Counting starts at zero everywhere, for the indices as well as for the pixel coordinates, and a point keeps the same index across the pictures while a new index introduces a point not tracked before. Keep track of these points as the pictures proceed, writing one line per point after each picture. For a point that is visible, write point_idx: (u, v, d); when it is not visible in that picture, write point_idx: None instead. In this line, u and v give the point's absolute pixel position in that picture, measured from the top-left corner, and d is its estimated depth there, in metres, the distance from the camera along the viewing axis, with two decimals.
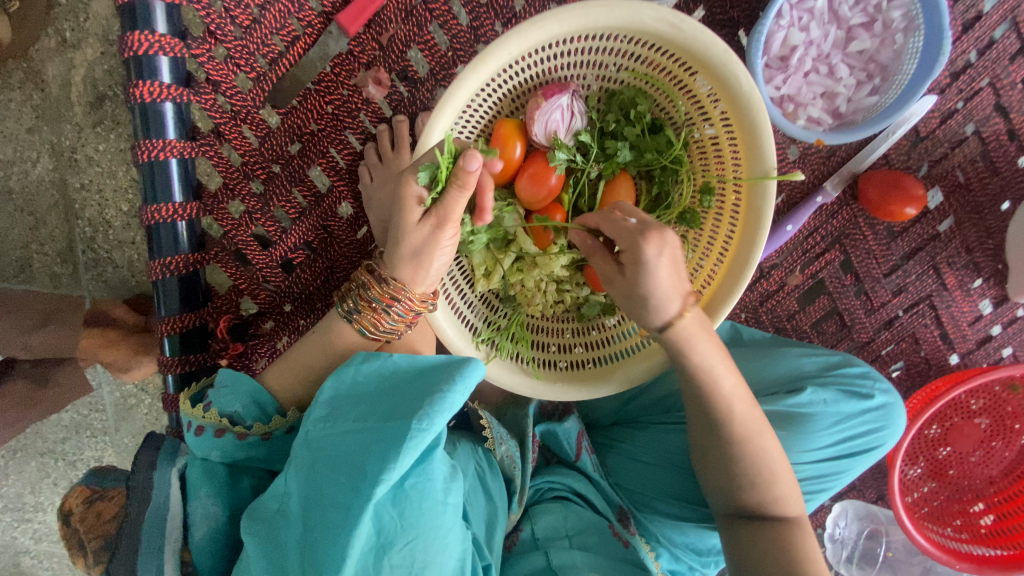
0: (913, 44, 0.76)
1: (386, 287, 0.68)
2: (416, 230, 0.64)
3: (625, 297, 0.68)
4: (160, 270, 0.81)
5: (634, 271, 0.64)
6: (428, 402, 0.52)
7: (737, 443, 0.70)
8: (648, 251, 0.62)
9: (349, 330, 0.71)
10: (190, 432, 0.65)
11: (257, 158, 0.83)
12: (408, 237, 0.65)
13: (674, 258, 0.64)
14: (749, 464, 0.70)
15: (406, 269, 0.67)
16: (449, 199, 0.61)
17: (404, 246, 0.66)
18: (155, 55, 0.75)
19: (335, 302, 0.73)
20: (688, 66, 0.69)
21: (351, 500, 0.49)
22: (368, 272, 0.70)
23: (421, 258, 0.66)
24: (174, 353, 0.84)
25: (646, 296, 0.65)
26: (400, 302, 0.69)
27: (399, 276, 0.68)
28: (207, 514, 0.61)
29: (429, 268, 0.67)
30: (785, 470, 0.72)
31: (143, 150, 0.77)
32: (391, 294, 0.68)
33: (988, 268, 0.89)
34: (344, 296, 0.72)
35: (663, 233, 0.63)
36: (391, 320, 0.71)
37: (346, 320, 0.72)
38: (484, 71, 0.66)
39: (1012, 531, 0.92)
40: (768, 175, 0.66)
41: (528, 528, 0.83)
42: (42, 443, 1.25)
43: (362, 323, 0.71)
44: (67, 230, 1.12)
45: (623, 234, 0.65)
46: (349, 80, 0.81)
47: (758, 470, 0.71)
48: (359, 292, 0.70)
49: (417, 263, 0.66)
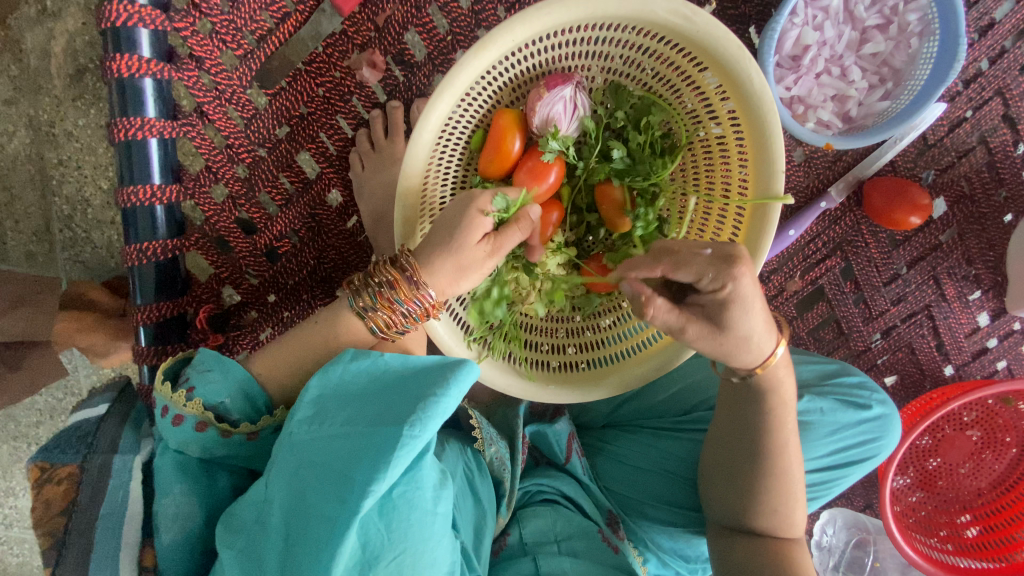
0: (928, 49, 0.74)
1: (416, 291, 0.63)
2: (473, 249, 0.63)
3: (721, 346, 0.60)
4: (136, 256, 0.77)
5: (722, 310, 0.57)
6: (421, 407, 0.50)
7: (766, 467, 0.69)
8: (742, 287, 0.54)
9: (359, 324, 0.67)
10: (167, 420, 0.61)
11: (242, 141, 0.79)
12: (460, 253, 0.63)
13: (761, 296, 0.58)
14: (773, 486, 0.70)
15: (444, 277, 0.63)
16: (504, 233, 0.64)
17: (451, 259, 0.63)
18: (134, 27, 0.70)
19: (347, 294, 0.66)
20: (697, 60, 0.67)
21: (337, 512, 0.46)
22: (395, 268, 0.63)
23: (459, 276, 0.64)
24: (149, 343, 0.79)
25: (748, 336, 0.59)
26: (422, 304, 0.64)
27: (433, 285, 0.63)
28: (177, 516, 0.57)
29: (464, 285, 0.65)
30: (800, 489, 0.71)
31: (120, 127, 0.72)
32: (414, 299, 0.64)
33: (988, 279, 0.88)
34: (354, 288, 0.66)
35: (752, 262, 0.55)
36: (405, 320, 0.66)
37: (357, 315, 0.66)
38: (485, 58, 0.63)
39: (999, 545, 0.92)
40: (776, 198, 0.65)
41: (516, 532, 0.81)
42: (15, 426, 1.20)
43: (374, 321, 0.66)
44: (44, 207, 1.07)
45: (709, 267, 0.54)
46: (342, 62, 0.77)
47: (778, 492, 0.70)
48: (380, 290, 0.64)
49: (457, 279, 0.64)
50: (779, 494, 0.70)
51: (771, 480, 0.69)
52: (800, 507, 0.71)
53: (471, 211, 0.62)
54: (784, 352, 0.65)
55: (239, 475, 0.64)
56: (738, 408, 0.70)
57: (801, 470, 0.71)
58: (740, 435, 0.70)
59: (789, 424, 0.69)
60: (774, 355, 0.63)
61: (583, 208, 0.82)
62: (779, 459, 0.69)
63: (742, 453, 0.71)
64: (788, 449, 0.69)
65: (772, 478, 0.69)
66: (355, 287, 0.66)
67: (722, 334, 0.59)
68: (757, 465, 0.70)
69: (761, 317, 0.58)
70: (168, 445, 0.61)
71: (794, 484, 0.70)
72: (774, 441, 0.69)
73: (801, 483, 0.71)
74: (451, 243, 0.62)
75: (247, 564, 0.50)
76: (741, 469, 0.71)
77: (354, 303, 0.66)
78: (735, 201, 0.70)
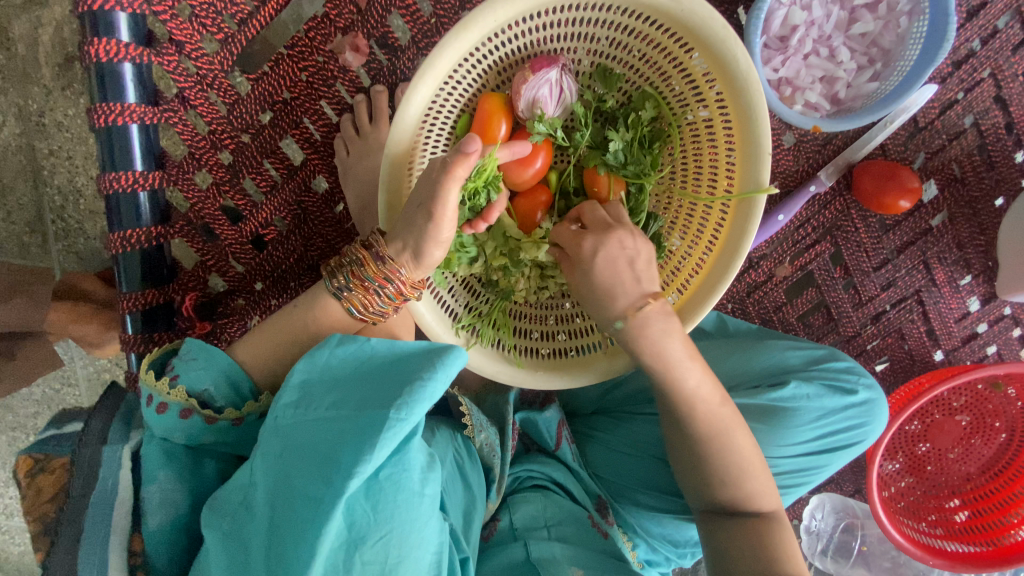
0: (918, 28, 0.73)
1: (385, 268, 0.63)
2: (420, 207, 0.60)
3: (596, 303, 0.67)
4: (120, 244, 0.76)
5: (597, 270, 0.66)
6: (408, 392, 0.50)
7: (706, 446, 0.70)
8: (625, 241, 0.66)
9: (337, 308, 0.67)
10: (151, 409, 0.61)
11: (225, 127, 0.78)
12: (409, 217, 0.61)
13: (649, 250, 0.67)
14: (721, 462, 0.70)
15: (403, 250, 0.62)
16: (450, 188, 0.57)
17: (404, 218, 0.61)
18: (111, 11, 0.69)
19: (324, 276, 0.67)
20: (684, 41, 0.66)
21: (321, 493, 0.46)
22: (364, 248, 0.64)
23: (425, 244, 0.61)
24: (137, 331, 0.79)
25: (612, 292, 0.66)
26: (395, 283, 0.64)
27: (400, 258, 0.63)
28: (162, 503, 0.57)
29: (422, 253, 0.62)
30: (755, 458, 0.71)
31: (99, 113, 0.71)
32: (383, 273, 0.63)
33: (978, 264, 0.87)
34: (332, 270, 0.67)
35: (631, 235, 0.67)
36: (381, 301, 0.66)
37: (334, 296, 0.67)
38: (467, 39, 0.62)
39: (985, 529, 0.93)
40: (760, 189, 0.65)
41: (506, 518, 0.81)
42: (13, 416, 1.20)
43: (352, 302, 0.66)
44: (36, 197, 1.06)
45: (600, 232, 0.68)
46: (325, 46, 0.77)
47: (725, 463, 0.70)
48: (352, 269, 0.65)
49: (415, 249, 0.61)
50: (729, 463, 0.70)
51: (715, 451, 0.69)
52: (765, 479, 0.71)
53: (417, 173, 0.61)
54: (665, 311, 0.65)
55: (226, 463, 0.64)
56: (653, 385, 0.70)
57: (743, 437, 0.71)
58: (665, 412, 0.71)
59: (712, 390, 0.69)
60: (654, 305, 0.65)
61: (571, 191, 0.80)
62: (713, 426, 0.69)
63: (674, 426, 0.71)
64: (716, 413, 0.69)
65: (713, 450, 0.70)
66: (330, 269, 0.66)
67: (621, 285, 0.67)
68: (692, 444, 0.70)
69: (647, 269, 0.66)
70: (153, 433, 0.61)
71: (744, 453, 0.70)
72: (695, 412, 0.68)
73: (749, 449, 0.71)
74: (405, 211, 0.61)
75: (230, 547, 0.50)
76: (686, 449, 0.72)
77: (329, 284, 0.66)
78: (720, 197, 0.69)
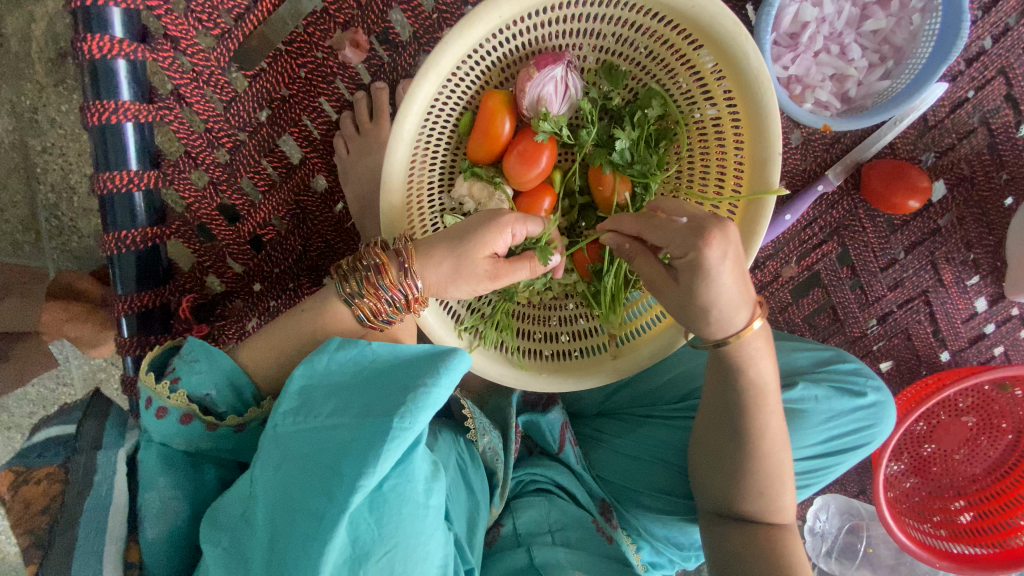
0: (930, 25, 0.71)
1: (404, 280, 0.62)
2: (478, 264, 0.62)
3: (685, 308, 0.60)
4: (115, 245, 0.74)
5: (693, 277, 0.56)
6: (411, 399, 0.49)
7: (744, 453, 0.68)
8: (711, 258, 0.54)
9: (347, 314, 0.65)
10: (151, 412, 0.59)
11: (222, 125, 0.76)
12: (466, 262, 0.62)
13: (737, 260, 0.56)
14: (754, 471, 0.69)
15: (437, 278, 0.63)
16: (516, 263, 0.64)
17: (455, 258, 0.62)
18: (104, 6, 0.67)
19: (335, 280, 0.64)
20: (693, 39, 0.64)
21: (324, 508, 0.45)
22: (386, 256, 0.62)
23: (455, 283, 0.64)
24: (132, 333, 0.77)
25: (708, 307, 0.58)
26: (410, 295, 0.63)
27: (423, 277, 0.62)
28: (160, 512, 0.56)
29: (456, 290, 0.64)
30: (786, 471, 0.70)
31: (92, 111, 0.69)
32: (400, 287, 0.62)
33: (986, 264, 0.86)
34: (343, 273, 0.64)
35: (725, 230, 0.54)
36: (391, 309, 0.64)
37: (344, 303, 0.64)
38: (471, 36, 0.61)
39: (993, 530, 0.92)
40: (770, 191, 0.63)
41: (509, 523, 0.80)
42: (6, 417, 1.17)
43: (361, 309, 0.64)
44: (29, 195, 1.04)
45: (682, 237, 0.55)
46: (324, 42, 0.75)
47: (765, 474, 0.69)
48: (367, 275, 0.62)
49: (448, 283, 0.63)
50: (774, 477, 0.69)
51: (766, 464, 0.68)
52: (788, 490, 0.70)
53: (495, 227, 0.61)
54: (762, 329, 0.63)
55: (226, 469, 0.63)
56: (724, 391, 0.68)
57: (788, 452, 0.70)
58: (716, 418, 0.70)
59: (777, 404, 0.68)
60: (744, 331, 0.61)
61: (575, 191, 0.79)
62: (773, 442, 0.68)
63: (732, 434, 0.69)
64: (778, 429, 0.68)
65: (762, 463, 0.68)
66: (343, 272, 0.63)
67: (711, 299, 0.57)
68: (732, 448, 0.69)
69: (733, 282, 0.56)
70: (152, 437, 0.59)
71: (778, 464, 0.69)
72: (756, 424, 0.67)
73: (788, 465, 0.70)
74: (464, 249, 0.61)
75: (231, 561, 0.49)
76: (721, 453, 0.70)
77: (340, 289, 0.64)
78: (727, 201, 0.68)
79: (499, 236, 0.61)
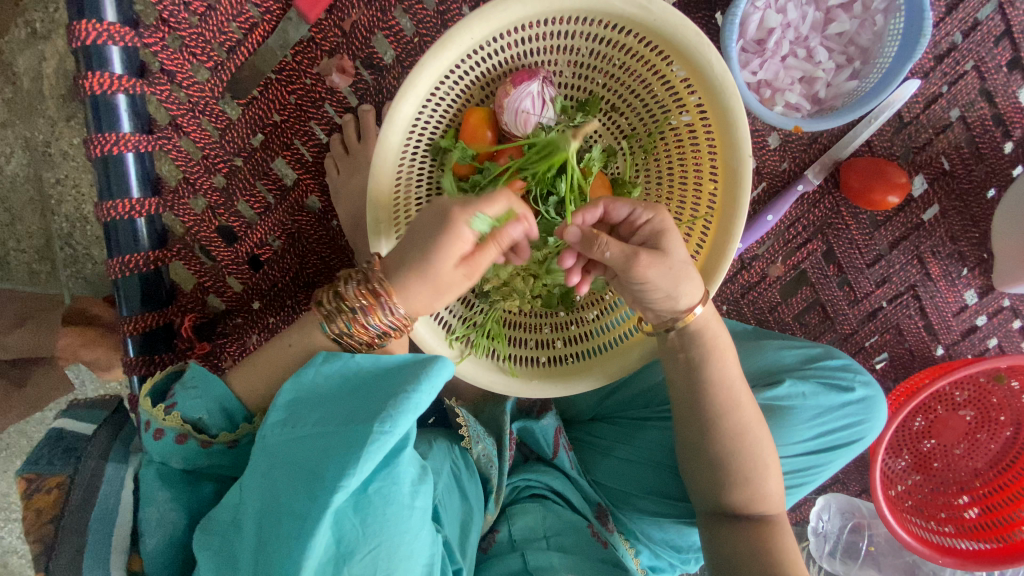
0: (894, 26, 0.73)
1: (389, 316, 0.62)
2: (448, 276, 0.60)
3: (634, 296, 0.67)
4: (119, 269, 0.78)
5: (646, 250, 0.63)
6: (393, 404, 0.51)
7: (720, 441, 0.70)
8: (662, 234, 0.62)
9: (333, 344, 0.65)
10: (149, 434, 0.62)
11: (217, 151, 0.80)
12: (435, 283, 0.61)
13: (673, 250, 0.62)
14: (735, 461, 0.70)
15: (420, 300, 0.62)
16: (482, 251, 0.59)
17: (427, 284, 0.61)
18: (104, 45, 0.71)
19: (317, 317, 0.63)
20: (661, 50, 0.67)
21: (308, 509, 0.47)
22: (365, 294, 0.61)
23: (436, 295, 0.63)
24: (138, 352, 0.80)
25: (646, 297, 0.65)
26: (396, 328, 0.63)
27: (407, 306, 0.62)
28: (161, 522, 0.58)
29: (442, 302, 0.64)
30: (767, 458, 0.71)
31: (95, 144, 0.73)
32: (393, 325, 0.63)
33: (973, 257, 0.87)
34: (325, 313, 0.62)
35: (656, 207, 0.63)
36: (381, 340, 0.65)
37: (329, 337, 0.64)
38: (446, 57, 0.64)
39: (1000, 524, 0.91)
40: (739, 205, 0.67)
41: (505, 529, 0.81)
42: (26, 442, 1.21)
43: (350, 343, 0.65)
44: (44, 226, 1.09)
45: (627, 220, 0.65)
46: (312, 69, 0.79)
47: (747, 463, 0.70)
48: (355, 316, 0.62)
49: (433, 301, 0.63)
50: (715, 447, 0.70)
51: (695, 426, 0.71)
52: (772, 480, 0.71)
53: (453, 235, 0.57)
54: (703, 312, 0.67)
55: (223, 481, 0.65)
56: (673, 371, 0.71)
57: (764, 439, 0.71)
58: (689, 406, 0.71)
59: (723, 362, 0.69)
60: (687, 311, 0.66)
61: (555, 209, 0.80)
62: (705, 401, 0.70)
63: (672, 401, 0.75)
64: (731, 399, 0.70)
65: (735, 451, 0.70)
66: (325, 312, 0.62)
67: (669, 259, 0.61)
68: (707, 437, 0.70)
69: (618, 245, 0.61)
70: (151, 457, 0.62)
71: (757, 452, 0.70)
72: (723, 411, 0.70)
73: (767, 452, 0.71)
74: (427, 270, 0.60)
75: (222, 563, 0.51)
76: (702, 446, 0.71)
77: (326, 329, 0.63)
78: (702, 216, 0.71)
79: (460, 237, 0.57)
